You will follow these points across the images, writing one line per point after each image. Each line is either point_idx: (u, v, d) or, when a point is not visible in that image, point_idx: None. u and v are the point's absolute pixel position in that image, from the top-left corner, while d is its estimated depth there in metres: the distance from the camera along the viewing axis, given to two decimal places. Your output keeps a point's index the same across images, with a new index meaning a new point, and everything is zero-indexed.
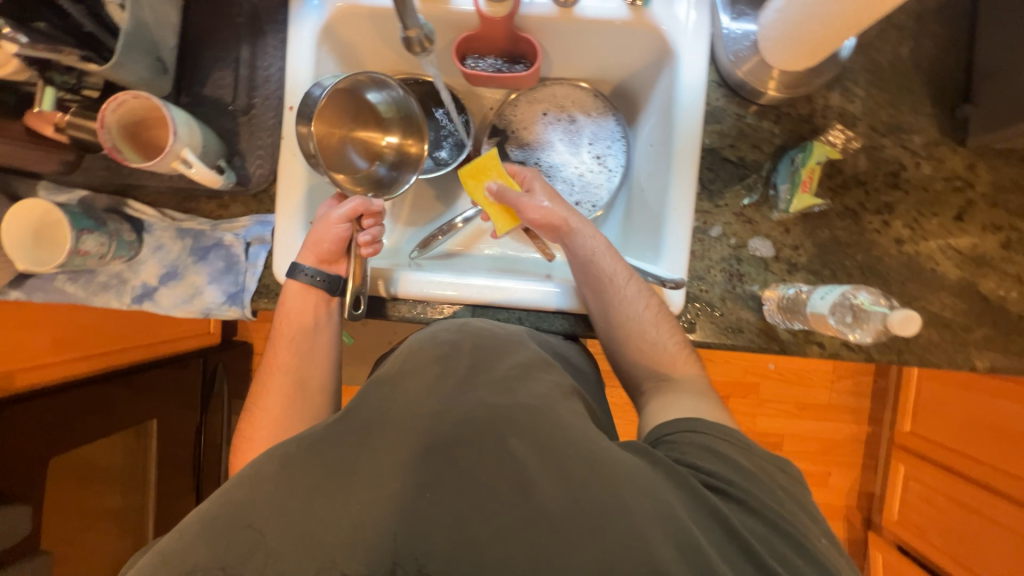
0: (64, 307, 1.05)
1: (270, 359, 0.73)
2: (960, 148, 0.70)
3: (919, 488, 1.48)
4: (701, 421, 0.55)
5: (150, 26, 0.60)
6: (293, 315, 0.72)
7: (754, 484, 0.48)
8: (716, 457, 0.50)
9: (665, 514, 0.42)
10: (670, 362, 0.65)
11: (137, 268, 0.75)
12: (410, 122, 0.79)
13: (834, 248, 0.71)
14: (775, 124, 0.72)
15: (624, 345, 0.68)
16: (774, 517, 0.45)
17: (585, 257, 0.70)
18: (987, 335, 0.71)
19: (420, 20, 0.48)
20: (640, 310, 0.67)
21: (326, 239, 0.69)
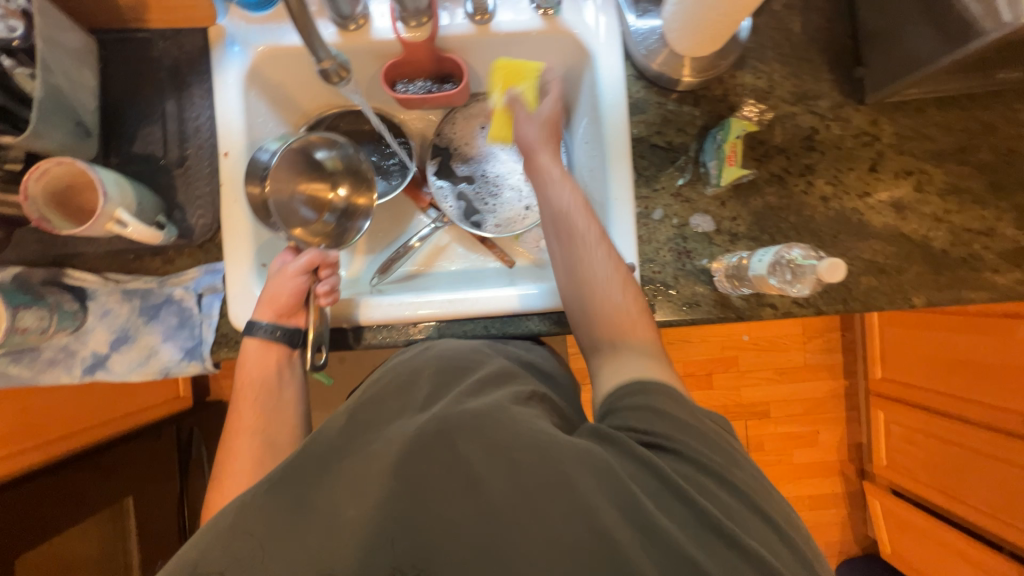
0: (19, 392, 0.97)
1: (233, 425, 0.69)
2: (862, 107, 0.76)
3: (900, 431, 1.54)
4: (645, 377, 0.54)
5: (67, 92, 0.60)
6: (256, 372, 0.70)
7: (691, 437, 0.49)
8: (660, 417, 0.50)
9: (611, 483, 0.43)
10: (628, 327, 0.60)
11: (85, 338, 0.72)
12: (358, 175, 0.83)
13: (769, 214, 0.75)
14: (695, 108, 0.77)
15: (581, 299, 0.62)
16: (710, 463, 0.47)
17: (561, 206, 0.65)
18: (920, 273, 0.76)
19: (332, 51, 0.50)
20: (608, 273, 0.62)
21: (283, 292, 0.69)
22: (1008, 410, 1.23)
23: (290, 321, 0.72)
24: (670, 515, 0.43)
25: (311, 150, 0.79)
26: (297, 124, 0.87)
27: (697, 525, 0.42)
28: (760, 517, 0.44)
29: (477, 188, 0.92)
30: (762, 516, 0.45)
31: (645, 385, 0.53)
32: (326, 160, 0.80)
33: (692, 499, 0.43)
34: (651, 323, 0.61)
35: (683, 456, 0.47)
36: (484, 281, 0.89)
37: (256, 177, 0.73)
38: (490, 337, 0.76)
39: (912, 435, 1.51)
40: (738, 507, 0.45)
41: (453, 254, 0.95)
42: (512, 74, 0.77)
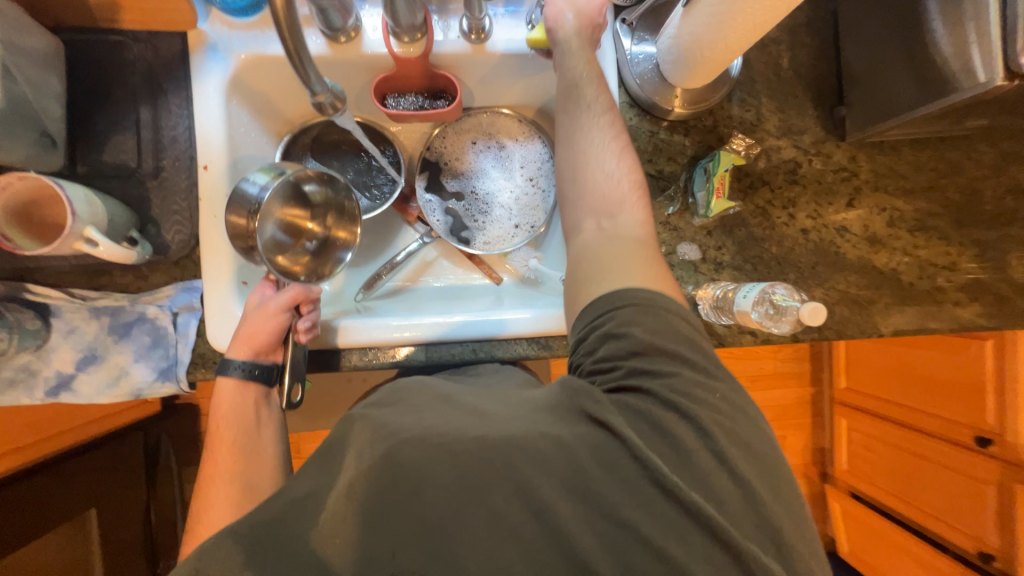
0: None
1: (208, 472, 0.67)
2: (843, 143, 0.79)
3: (861, 438, 1.63)
4: (621, 294, 0.55)
5: (32, 101, 0.55)
6: (229, 416, 0.69)
7: (653, 370, 0.52)
8: (628, 349, 0.53)
9: (580, 478, 0.47)
10: (618, 201, 0.60)
11: (47, 357, 0.68)
12: (342, 209, 0.79)
13: (752, 244, 0.78)
14: (685, 137, 0.78)
15: (575, 161, 0.63)
16: (668, 400, 0.50)
17: (575, 73, 0.65)
18: (888, 303, 0.80)
19: (326, 85, 0.48)
20: (613, 160, 0.62)
21: (262, 331, 0.68)
22: (964, 424, 1.30)
23: (267, 358, 0.70)
24: (634, 495, 0.47)
25: (302, 183, 0.74)
26: (280, 132, 0.84)
27: (659, 509, 0.46)
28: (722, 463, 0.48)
29: (466, 205, 0.91)
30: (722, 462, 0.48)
31: (615, 313, 0.55)
32: (313, 193, 0.76)
33: (647, 458, 0.47)
34: (642, 202, 0.62)
35: (644, 392, 0.51)
36: (470, 298, 0.88)
37: (243, 209, 0.67)
38: (477, 360, 0.76)
39: (871, 442, 1.59)
40: (701, 462, 0.48)
41: (439, 269, 0.94)
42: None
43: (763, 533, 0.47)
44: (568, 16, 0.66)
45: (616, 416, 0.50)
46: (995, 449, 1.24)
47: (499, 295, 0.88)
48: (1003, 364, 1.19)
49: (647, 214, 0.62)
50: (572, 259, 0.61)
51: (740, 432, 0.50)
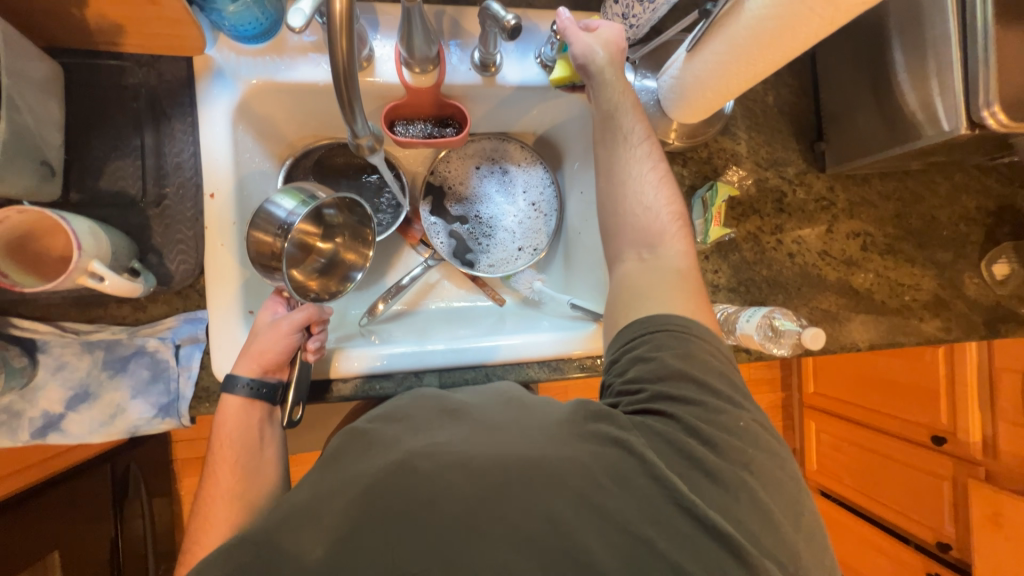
0: None
1: (207, 490, 0.63)
2: (822, 174, 0.86)
3: (829, 439, 1.74)
4: (654, 321, 0.58)
5: (32, 130, 0.53)
6: (233, 433, 0.65)
7: (678, 396, 0.54)
8: (657, 371, 0.56)
9: (590, 488, 0.49)
10: (657, 231, 0.64)
11: (32, 397, 0.64)
12: (358, 231, 0.78)
13: (744, 267, 0.83)
14: (683, 168, 0.83)
15: (613, 195, 0.66)
16: (691, 427, 0.52)
17: (609, 107, 0.67)
18: (863, 320, 0.87)
19: (368, 129, 0.53)
20: (653, 193, 0.65)
21: (273, 349, 0.65)
22: (922, 425, 1.42)
23: (274, 376, 0.68)
24: (640, 504, 0.48)
25: (321, 208, 0.74)
26: (282, 155, 0.82)
27: (664, 519, 0.48)
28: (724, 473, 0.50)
29: (470, 228, 0.92)
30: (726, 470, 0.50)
31: (647, 337, 0.58)
32: (331, 216, 0.76)
33: (669, 482, 0.49)
34: (682, 231, 0.65)
35: (670, 417, 0.53)
36: (475, 320, 0.89)
37: (269, 228, 0.66)
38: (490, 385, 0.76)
39: (839, 443, 1.70)
40: (702, 471, 0.50)
41: (443, 292, 0.94)
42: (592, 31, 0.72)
43: (788, 551, 0.49)
44: (597, 48, 0.66)
45: (642, 441, 0.52)
46: (948, 446, 1.36)
47: (502, 316, 0.89)
48: (953, 370, 1.31)
49: (687, 242, 0.65)
50: (613, 284, 0.65)
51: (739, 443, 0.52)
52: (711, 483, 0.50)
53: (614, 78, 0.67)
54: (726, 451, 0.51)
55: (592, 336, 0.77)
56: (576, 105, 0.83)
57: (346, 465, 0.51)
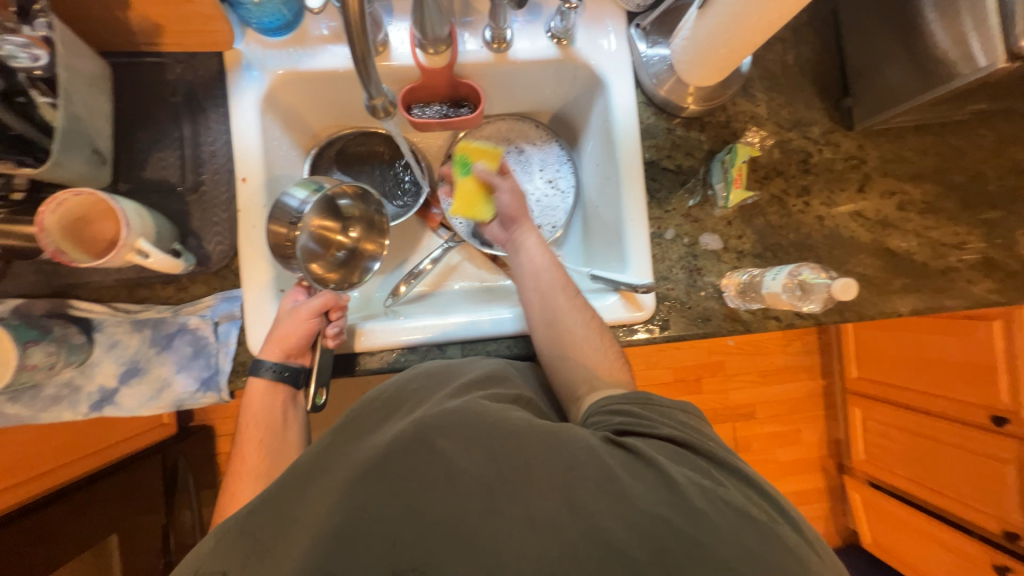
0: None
1: (236, 471, 0.68)
2: (850, 132, 0.83)
3: (876, 426, 1.63)
4: (607, 397, 0.63)
5: (85, 120, 0.58)
6: (258, 415, 0.69)
7: (654, 419, 0.57)
8: (625, 414, 0.58)
9: (596, 465, 0.48)
10: (598, 361, 0.68)
11: (90, 372, 0.69)
12: (372, 223, 0.81)
13: (770, 232, 0.81)
14: (701, 133, 0.81)
15: (557, 338, 0.69)
16: (673, 436, 0.55)
17: (543, 261, 0.75)
18: (904, 284, 0.82)
19: (383, 89, 0.55)
20: (585, 330, 0.70)
21: (293, 333, 0.68)
22: (980, 406, 1.32)
23: (296, 361, 0.71)
24: (643, 483, 0.48)
25: (337, 196, 0.78)
26: (307, 146, 0.86)
27: (669, 494, 0.47)
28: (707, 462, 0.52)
29: None
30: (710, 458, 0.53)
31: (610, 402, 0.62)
32: (347, 207, 0.80)
33: (659, 464, 0.49)
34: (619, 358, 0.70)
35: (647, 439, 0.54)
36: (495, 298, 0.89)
37: (283, 219, 0.71)
38: (514, 356, 0.77)
39: (888, 429, 1.59)
40: (691, 462, 0.51)
41: (464, 273, 0.96)
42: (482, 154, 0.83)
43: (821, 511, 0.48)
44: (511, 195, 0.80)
45: (636, 440, 0.53)
46: (1011, 427, 1.26)
47: None
48: (1009, 344, 1.23)
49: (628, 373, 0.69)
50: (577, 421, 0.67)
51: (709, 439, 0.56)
52: (701, 473, 0.50)
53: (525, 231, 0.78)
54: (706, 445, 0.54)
55: (616, 305, 0.76)
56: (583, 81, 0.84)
57: (352, 444, 0.56)
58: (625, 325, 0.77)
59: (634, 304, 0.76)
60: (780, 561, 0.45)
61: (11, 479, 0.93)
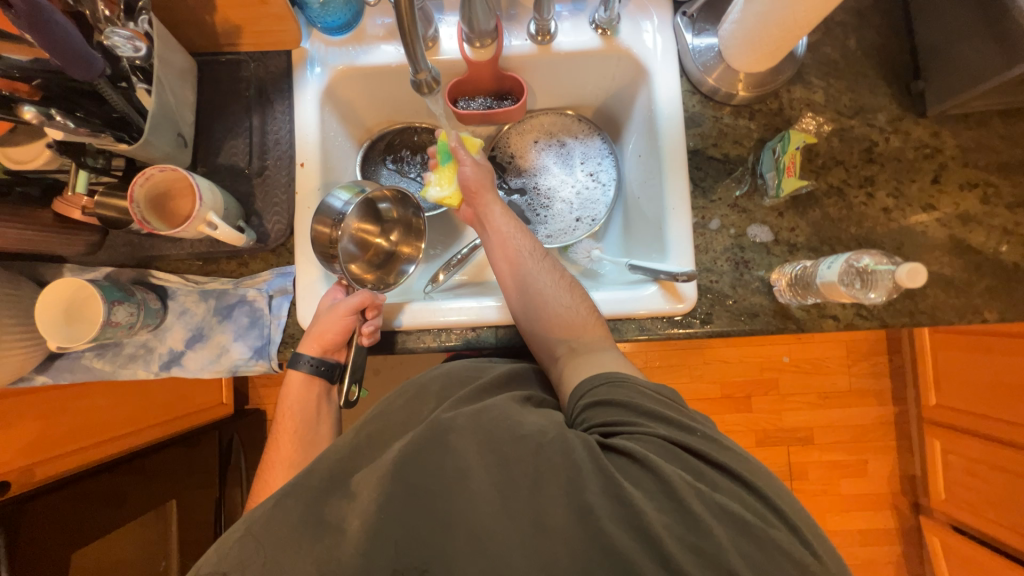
0: (74, 390, 0.99)
1: (272, 456, 0.74)
2: (922, 119, 0.76)
3: (959, 461, 1.42)
4: (583, 381, 0.61)
5: (172, 106, 0.67)
6: (294, 406, 0.74)
7: (639, 413, 0.55)
8: (614, 406, 0.56)
9: (598, 469, 0.49)
10: (570, 317, 0.69)
11: (163, 335, 0.76)
12: (410, 227, 0.85)
13: (828, 224, 0.75)
14: (750, 121, 0.78)
15: (530, 298, 0.71)
16: (661, 433, 0.53)
17: (512, 233, 0.76)
18: (990, 286, 0.73)
19: (428, 65, 0.60)
20: (556, 288, 0.72)
21: (329, 331, 0.71)
22: None
23: (333, 357, 0.75)
24: (643, 489, 0.48)
25: (376, 200, 0.82)
26: (361, 139, 0.92)
27: (669, 501, 0.47)
28: (702, 460, 0.51)
29: (529, 199, 0.93)
30: (707, 459, 0.51)
31: (594, 387, 0.60)
32: (387, 210, 0.84)
33: (657, 469, 0.49)
34: (591, 311, 0.71)
35: (636, 435, 0.53)
36: None
37: (328, 218, 0.75)
38: None
39: (974, 466, 1.37)
40: (688, 462, 0.51)
41: None
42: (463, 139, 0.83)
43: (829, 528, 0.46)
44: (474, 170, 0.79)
45: (625, 440, 0.52)
46: None
47: None
48: None
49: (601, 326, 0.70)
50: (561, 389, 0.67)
51: (705, 430, 0.54)
52: (700, 478, 0.50)
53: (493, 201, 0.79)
54: (703, 442, 0.52)
55: (655, 295, 0.74)
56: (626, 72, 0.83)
57: (384, 436, 0.60)
58: (664, 317, 0.74)
59: (674, 295, 0.73)
60: (774, 564, 0.45)
61: (86, 441, 1.01)
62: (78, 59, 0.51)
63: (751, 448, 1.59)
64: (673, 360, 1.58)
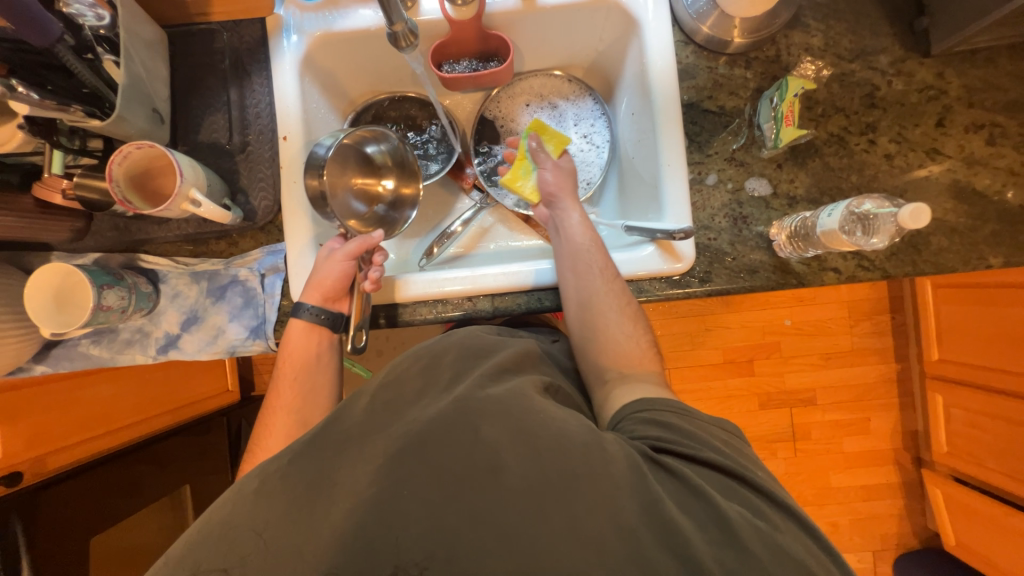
0: (76, 380, 0.97)
1: (273, 404, 0.73)
2: (926, 60, 0.73)
3: (962, 414, 1.42)
4: (643, 401, 0.57)
5: (144, 80, 0.64)
6: (293, 354, 0.72)
7: (696, 439, 0.52)
8: (671, 428, 0.53)
9: (642, 487, 0.45)
10: (629, 353, 0.66)
11: (157, 319, 0.76)
12: (404, 166, 0.83)
13: (828, 174, 0.73)
14: (747, 70, 0.76)
15: (583, 319, 0.68)
16: (717, 462, 0.49)
17: (581, 244, 0.71)
18: (995, 231, 0.71)
19: (403, 15, 0.58)
20: (618, 313, 0.67)
21: (329, 277, 0.71)
22: None
23: (336, 307, 0.73)
24: (691, 516, 0.45)
25: (361, 144, 0.79)
26: (345, 111, 0.89)
27: (719, 531, 0.44)
28: (751, 491, 0.48)
29: None
30: (758, 491, 0.48)
31: (657, 409, 0.56)
32: (375, 154, 0.81)
33: (712, 499, 0.45)
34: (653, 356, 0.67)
35: (699, 465, 0.49)
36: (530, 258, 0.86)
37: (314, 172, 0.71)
38: (544, 309, 0.75)
39: (975, 418, 1.38)
40: (738, 495, 0.47)
41: (496, 235, 0.93)
42: (544, 133, 0.83)
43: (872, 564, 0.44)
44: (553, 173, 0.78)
45: (683, 466, 0.48)
46: None
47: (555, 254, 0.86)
48: None
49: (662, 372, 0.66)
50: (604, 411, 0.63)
51: (752, 464, 0.51)
52: (753, 512, 0.46)
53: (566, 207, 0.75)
54: (755, 476, 0.49)
55: (652, 256, 0.72)
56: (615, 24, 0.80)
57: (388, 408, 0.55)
58: (662, 277, 0.73)
59: (672, 254, 0.72)
60: None
61: (99, 429, 1.01)
62: (31, 21, 0.49)
63: (754, 411, 1.60)
64: (675, 328, 1.58)
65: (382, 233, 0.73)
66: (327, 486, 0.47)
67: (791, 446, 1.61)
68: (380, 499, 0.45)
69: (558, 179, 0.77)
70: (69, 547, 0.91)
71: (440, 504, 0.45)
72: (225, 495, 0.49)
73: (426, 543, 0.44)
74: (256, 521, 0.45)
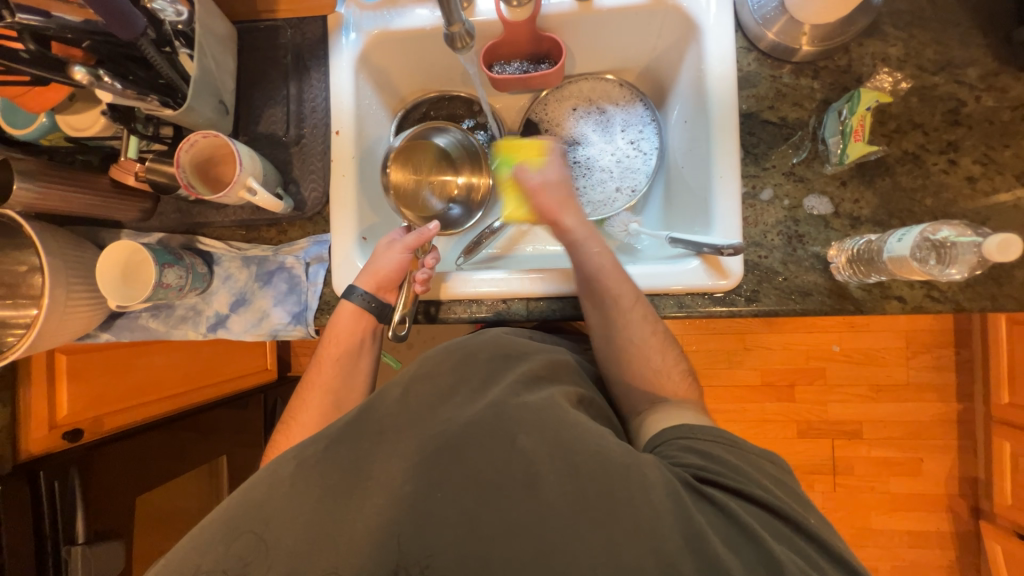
0: (131, 350, 1.05)
1: (313, 378, 0.75)
2: (1023, 74, 0.67)
3: None
4: (678, 429, 0.56)
5: (213, 73, 0.68)
6: (341, 334, 0.74)
7: (744, 473, 0.49)
8: (715, 457, 0.50)
9: (685, 519, 0.43)
10: (658, 378, 0.65)
11: (210, 299, 0.80)
12: (475, 159, 0.89)
13: (898, 195, 0.68)
14: (814, 80, 0.71)
15: (610, 347, 0.68)
16: (766, 500, 0.46)
17: (596, 265, 0.68)
18: None
19: (461, 16, 0.58)
20: (644, 338, 0.66)
21: (385, 266, 0.72)
22: None
23: (385, 297, 0.75)
24: (739, 557, 0.42)
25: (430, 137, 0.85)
26: (395, 109, 0.91)
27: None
28: (801, 536, 0.45)
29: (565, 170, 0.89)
30: (808, 537, 0.45)
31: (699, 439, 0.53)
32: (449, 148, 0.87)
33: (762, 540, 0.42)
34: (685, 379, 0.66)
35: (747, 500, 0.46)
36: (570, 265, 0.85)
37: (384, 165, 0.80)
38: (579, 316, 0.74)
39: None
40: (787, 538, 0.44)
41: (535, 238, 0.92)
42: (517, 151, 0.79)
43: None
44: (554, 184, 0.73)
45: (728, 499, 0.46)
46: None
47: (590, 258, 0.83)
48: None
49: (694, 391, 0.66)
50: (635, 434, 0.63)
51: (801, 507, 0.48)
52: (806, 561, 0.43)
53: (575, 223, 0.71)
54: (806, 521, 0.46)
55: (697, 270, 0.69)
56: (673, 29, 0.77)
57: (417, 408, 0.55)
58: (706, 293, 0.70)
59: (718, 270, 0.69)
60: None
61: (149, 396, 1.08)
62: (121, 15, 0.52)
63: (792, 439, 1.51)
64: (712, 345, 1.51)
65: (437, 225, 0.74)
66: (357, 476, 0.48)
67: (831, 480, 1.51)
68: (405, 494, 0.46)
69: (558, 189, 0.73)
70: (119, 503, 0.98)
71: (469, 505, 0.45)
72: (261, 471, 0.50)
73: (447, 543, 0.44)
74: (288, 503, 0.47)
